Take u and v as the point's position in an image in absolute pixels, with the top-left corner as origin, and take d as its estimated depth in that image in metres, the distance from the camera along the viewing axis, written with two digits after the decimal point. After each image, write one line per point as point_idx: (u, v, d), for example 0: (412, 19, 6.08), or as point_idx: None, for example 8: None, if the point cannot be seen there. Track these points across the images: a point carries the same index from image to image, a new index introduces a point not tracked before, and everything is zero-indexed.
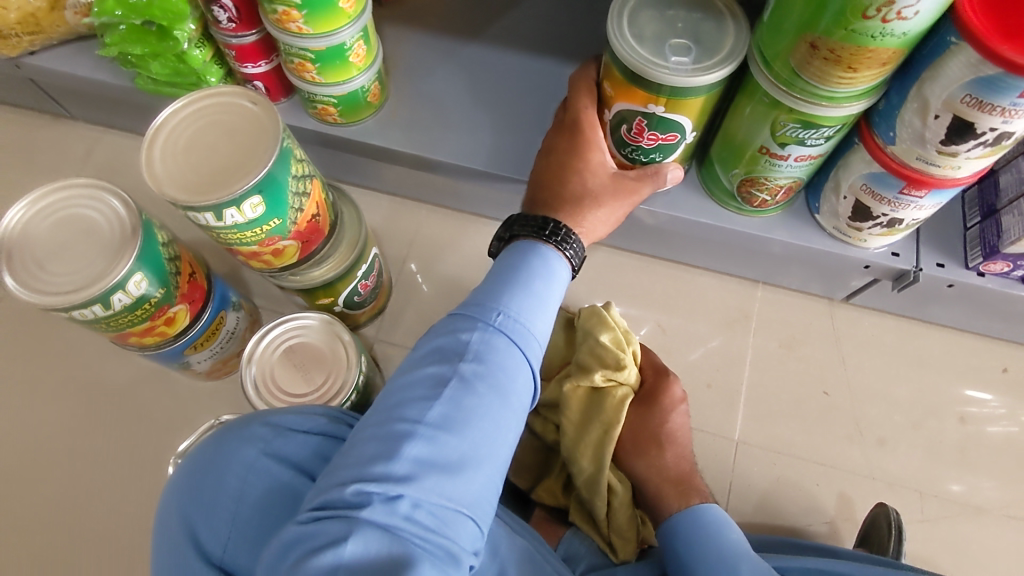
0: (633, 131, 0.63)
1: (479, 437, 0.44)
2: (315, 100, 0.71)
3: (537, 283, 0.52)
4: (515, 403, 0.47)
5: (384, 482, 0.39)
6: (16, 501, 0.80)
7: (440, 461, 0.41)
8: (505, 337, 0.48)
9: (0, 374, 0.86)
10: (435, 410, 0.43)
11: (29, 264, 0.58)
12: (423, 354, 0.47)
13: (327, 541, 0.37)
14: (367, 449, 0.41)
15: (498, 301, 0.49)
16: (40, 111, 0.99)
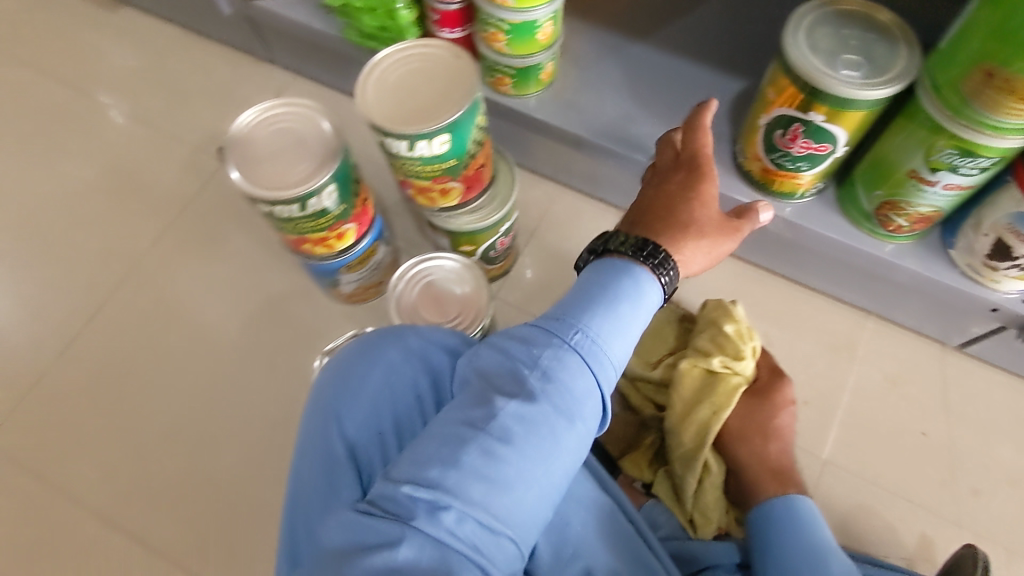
0: (787, 136, 0.69)
1: (533, 457, 0.45)
2: (496, 69, 0.81)
3: (624, 305, 0.51)
4: (578, 424, 0.47)
5: (434, 489, 0.42)
6: (173, 372, 0.93)
7: (493, 475, 0.43)
8: (578, 357, 0.48)
9: (176, 265, 1.00)
10: (498, 422, 0.45)
11: (250, 161, 0.69)
12: (495, 363, 0.49)
13: (381, 538, 0.41)
14: (429, 451, 0.44)
15: (576, 319, 0.50)
16: (245, 52, 1.14)
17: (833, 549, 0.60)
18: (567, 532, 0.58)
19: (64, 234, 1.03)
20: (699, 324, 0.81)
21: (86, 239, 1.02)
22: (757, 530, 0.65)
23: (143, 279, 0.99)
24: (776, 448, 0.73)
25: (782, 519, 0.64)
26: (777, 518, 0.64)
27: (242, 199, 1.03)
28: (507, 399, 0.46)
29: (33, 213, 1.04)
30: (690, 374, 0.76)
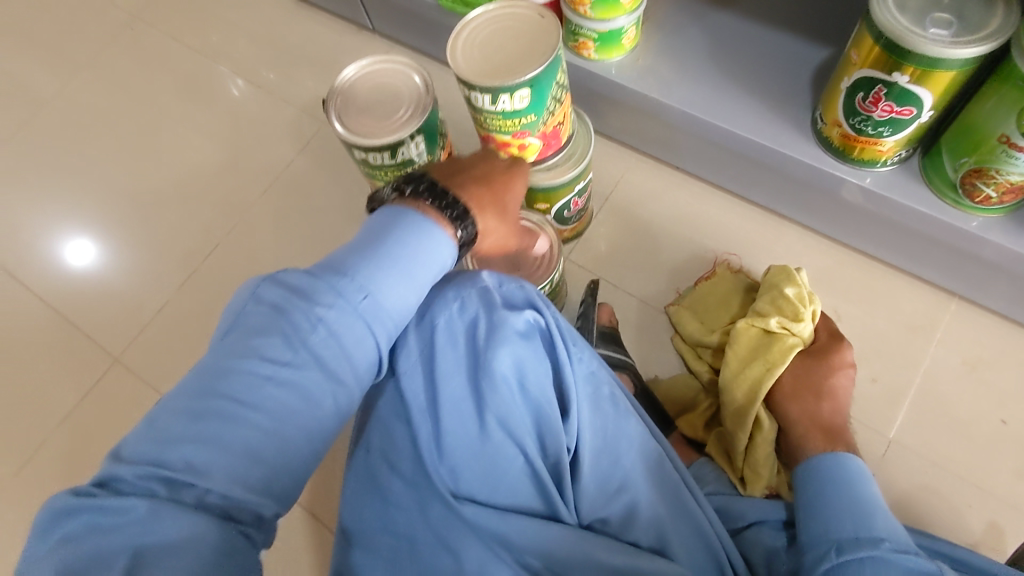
0: (869, 99, 0.68)
1: (295, 417, 0.46)
2: (579, 33, 0.83)
3: (414, 266, 0.54)
4: (347, 381, 0.49)
5: (185, 465, 0.41)
6: None
7: (239, 437, 0.43)
8: (356, 316, 0.50)
9: (277, 213, 1.10)
10: (258, 386, 0.45)
11: (349, 112, 0.75)
12: (259, 322, 0.48)
13: (121, 519, 0.39)
14: (167, 425, 0.43)
15: (363, 278, 0.51)
16: (350, 23, 1.23)
17: (881, 510, 0.60)
18: (615, 470, 0.60)
19: (186, 181, 1.16)
20: (761, 289, 0.82)
21: (203, 188, 1.15)
22: (804, 481, 0.66)
23: (250, 225, 1.10)
24: (830, 411, 0.72)
25: (832, 474, 0.64)
26: (827, 474, 0.64)
27: (338, 158, 1.12)
28: (264, 362, 0.46)
29: (161, 162, 1.18)
30: (745, 332, 0.77)
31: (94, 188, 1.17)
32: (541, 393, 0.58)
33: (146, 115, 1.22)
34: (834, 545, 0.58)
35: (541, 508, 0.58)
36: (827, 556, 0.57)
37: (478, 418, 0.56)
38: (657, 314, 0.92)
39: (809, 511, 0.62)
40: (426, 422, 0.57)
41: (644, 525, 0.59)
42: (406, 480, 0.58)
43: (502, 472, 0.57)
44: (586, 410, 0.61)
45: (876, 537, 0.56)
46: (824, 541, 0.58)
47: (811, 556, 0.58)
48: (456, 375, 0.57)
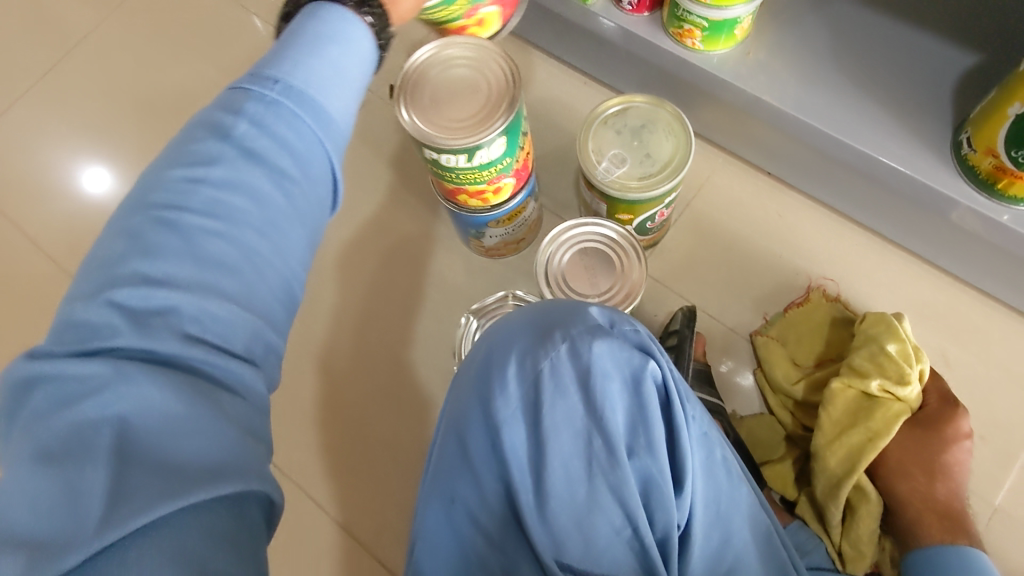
0: None
1: (263, 238, 0.37)
2: (686, 19, 0.72)
3: (327, 46, 0.42)
4: (311, 189, 0.40)
5: (157, 286, 0.34)
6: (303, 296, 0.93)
7: (199, 245, 0.35)
8: (291, 107, 0.39)
9: None
10: (196, 192, 0.36)
11: (423, 104, 0.64)
12: (191, 140, 0.38)
13: (88, 386, 0.31)
14: (110, 249, 0.35)
15: (290, 69, 0.40)
16: None
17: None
18: (726, 549, 0.53)
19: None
20: (854, 339, 0.73)
21: None
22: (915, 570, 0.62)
23: None
24: (942, 489, 0.66)
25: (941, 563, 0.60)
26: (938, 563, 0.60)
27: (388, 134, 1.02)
28: (209, 167, 0.37)
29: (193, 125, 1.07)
30: (843, 395, 0.69)
31: (118, 146, 1.07)
32: (657, 460, 0.51)
33: (177, 71, 1.10)
34: None
35: None
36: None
37: (589, 477, 0.50)
38: (739, 342, 0.83)
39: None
40: (529, 478, 0.50)
41: None
42: (491, 544, 0.51)
43: (604, 539, 0.49)
44: (698, 480, 0.53)
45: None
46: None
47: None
48: (566, 429, 0.50)
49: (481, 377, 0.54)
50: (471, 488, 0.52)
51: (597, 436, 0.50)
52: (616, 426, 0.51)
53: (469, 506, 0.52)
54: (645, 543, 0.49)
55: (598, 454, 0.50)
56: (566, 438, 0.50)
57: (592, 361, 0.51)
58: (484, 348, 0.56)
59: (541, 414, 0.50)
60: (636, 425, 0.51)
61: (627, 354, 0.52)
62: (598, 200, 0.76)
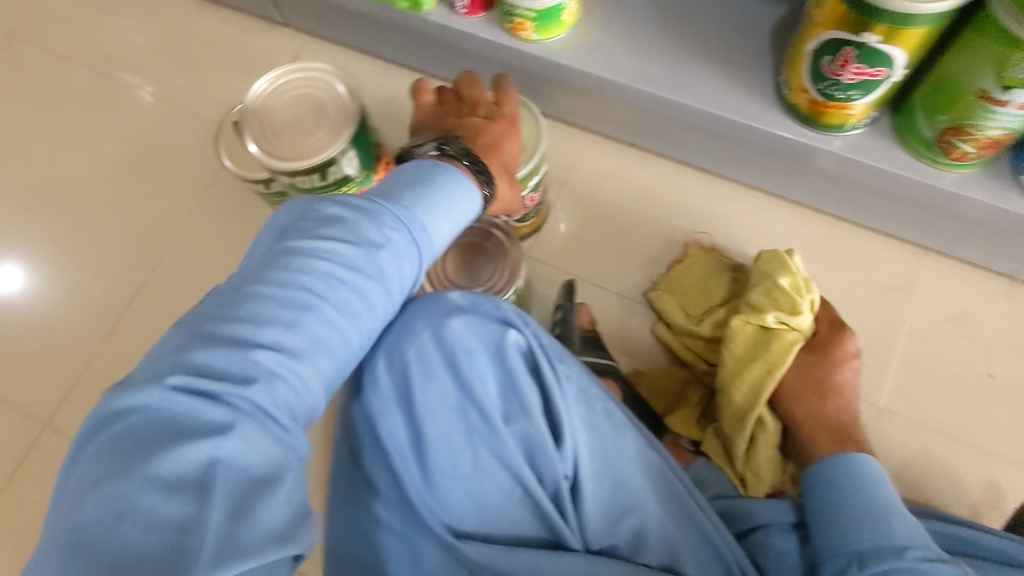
0: (837, 63, 0.63)
1: (336, 332, 0.44)
2: (514, 13, 0.75)
3: (452, 197, 0.51)
4: (390, 291, 0.47)
5: (218, 362, 0.39)
6: None
7: (311, 349, 0.42)
8: (404, 226, 0.47)
9: (194, 235, 0.96)
10: (333, 292, 0.43)
11: (267, 133, 0.66)
12: (303, 236, 0.45)
13: (187, 438, 0.35)
14: (177, 337, 0.40)
15: (414, 213, 0.49)
16: (256, 16, 1.06)
17: (898, 511, 0.57)
18: (620, 493, 0.53)
19: (87, 214, 0.99)
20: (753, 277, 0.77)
21: (102, 213, 0.98)
22: (811, 479, 0.64)
23: (177, 258, 0.95)
24: (834, 404, 0.70)
25: (838, 473, 0.61)
26: (835, 474, 0.62)
27: None
28: (279, 262, 0.43)
29: (55, 193, 1.00)
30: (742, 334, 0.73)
31: None
32: (535, 422, 0.50)
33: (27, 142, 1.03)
34: (855, 557, 0.55)
35: (544, 537, 0.51)
36: (848, 568, 0.55)
37: (471, 450, 0.50)
38: (631, 307, 0.87)
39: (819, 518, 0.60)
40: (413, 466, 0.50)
41: (655, 545, 0.53)
42: (394, 535, 0.51)
43: (496, 506, 0.50)
44: (581, 431, 0.53)
45: (896, 543, 0.54)
46: (841, 552, 0.56)
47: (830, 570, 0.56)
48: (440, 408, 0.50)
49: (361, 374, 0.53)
50: (368, 482, 0.53)
51: (471, 408, 0.50)
52: (488, 397, 0.50)
53: (368, 501, 0.52)
54: (534, 498, 0.50)
55: (474, 424, 0.50)
56: (443, 416, 0.50)
57: (451, 337, 0.51)
58: None
59: (414, 400, 0.50)
60: (508, 393, 0.51)
61: (488, 327, 0.52)
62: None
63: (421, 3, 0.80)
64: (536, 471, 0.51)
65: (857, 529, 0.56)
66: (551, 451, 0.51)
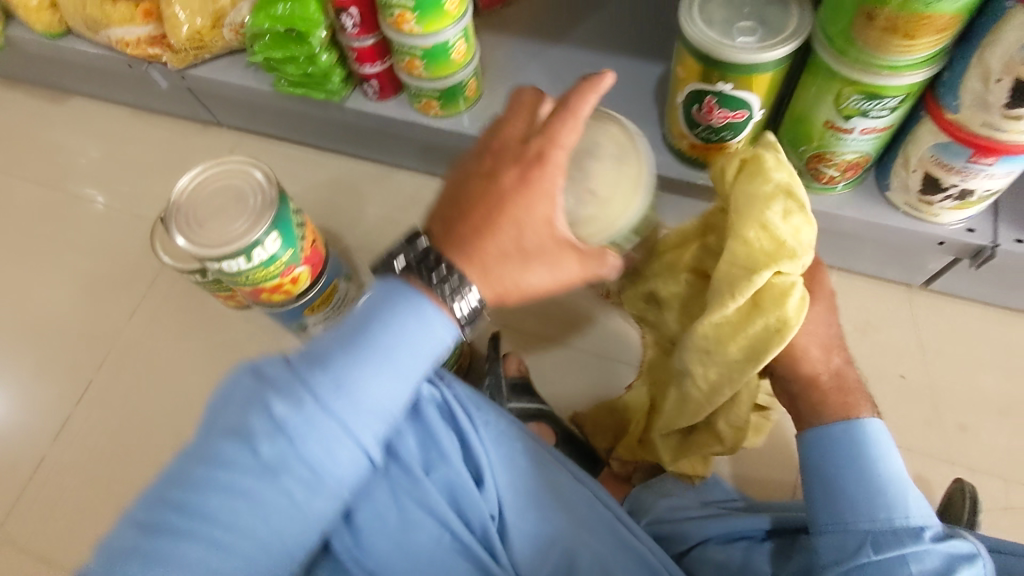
0: (704, 110, 0.70)
1: (264, 518, 0.41)
2: (421, 94, 0.83)
3: (394, 346, 0.44)
4: (324, 477, 0.42)
5: (150, 557, 0.39)
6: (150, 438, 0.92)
7: (229, 537, 0.40)
8: (325, 401, 0.42)
9: (137, 331, 0.98)
10: (246, 486, 0.40)
11: (194, 225, 0.70)
12: (240, 416, 0.42)
13: None
14: (128, 517, 0.41)
15: (336, 368, 0.42)
16: (190, 119, 1.12)
17: (910, 486, 0.53)
18: (547, 529, 0.55)
19: (33, 323, 1.00)
20: None
21: (48, 321, 1.00)
22: (817, 457, 0.55)
23: (121, 356, 0.97)
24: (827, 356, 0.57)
25: (857, 453, 0.53)
26: (854, 459, 0.53)
27: None
28: (208, 448, 0.42)
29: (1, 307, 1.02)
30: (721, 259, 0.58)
31: None
32: (453, 465, 0.54)
33: None
34: (867, 538, 0.51)
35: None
36: (861, 551, 0.51)
37: (395, 501, 0.52)
38: None
39: (826, 495, 0.54)
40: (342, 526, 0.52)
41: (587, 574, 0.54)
42: None
43: (425, 554, 0.52)
44: (501, 472, 0.56)
45: (913, 524, 0.51)
46: (853, 532, 0.51)
47: (838, 550, 0.52)
48: None
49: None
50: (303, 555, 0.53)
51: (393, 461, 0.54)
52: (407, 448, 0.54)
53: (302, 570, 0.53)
54: (463, 541, 0.52)
55: (396, 477, 0.53)
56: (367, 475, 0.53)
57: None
58: None
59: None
60: (426, 442, 0.55)
61: None
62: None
63: (335, 91, 0.87)
64: (461, 514, 0.54)
65: (870, 505, 0.52)
66: (473, 493, 0.54)
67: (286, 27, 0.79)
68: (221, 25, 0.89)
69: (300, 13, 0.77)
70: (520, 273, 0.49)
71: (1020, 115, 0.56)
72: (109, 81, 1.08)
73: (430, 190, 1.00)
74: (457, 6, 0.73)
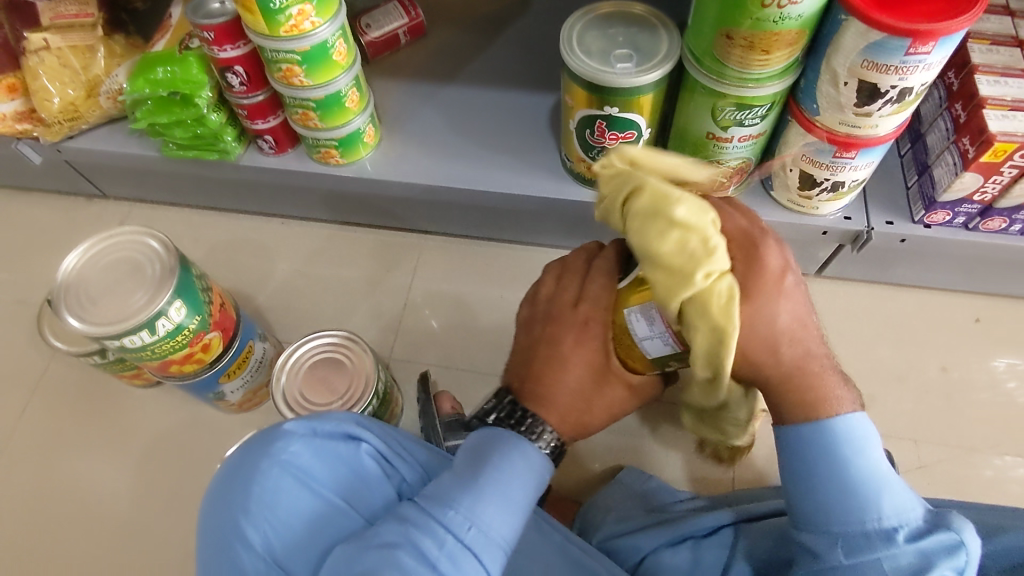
0: (596, 134, 0.73)
1: None
2: (319, 144, 0.82)
3: (512, 486, 0.49)
4: None
5: None
6: (57, 543, 0.83)
7: None
8: (474, 537, 0.46)
9: (34, 427, 0.90)
10: None
11: (87, 305, 0.66)
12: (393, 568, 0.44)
13: None
14: None
15: (466, 508, 0.47)
16: (73, 195, 1.05)
17: (887, 475, 0.50)
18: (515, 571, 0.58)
19: None
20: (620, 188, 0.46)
21: None
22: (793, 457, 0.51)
23: (14, 460, 0.88)
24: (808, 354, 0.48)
25: (827, 451, 0.50)
26: (827, 457, 0.50)
27: None
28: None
29: None
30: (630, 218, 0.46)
31: None
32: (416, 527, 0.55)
33: None
34: (836, 539, 0.49)
35: None
36: (833, 553, 0.48)
37: None
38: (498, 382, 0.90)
39: (799, 494, 0.51)
40: None
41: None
42: None
43: None
44: None
45: (885, 526, 0.48)
46: (826, 532, 0.49)
47: (814, 544, 0.50)
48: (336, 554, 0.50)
49: (219, 545, 0.53)
50: None
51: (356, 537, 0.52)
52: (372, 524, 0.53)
53: None
54: None
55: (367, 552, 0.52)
56: (314, 552, 0.53)
57: (299, 465, 0.55)
58: (215, 517, 0.54)
59: (281, 542, 0.53)
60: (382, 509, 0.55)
61: (334, 444, 0.58)
62: (672, 339, 0.48)
63: (229, 150, 0.85)
64: None
65: (844, 503, 0.49)
66: None
67: (168, 90, 0.77)
68: (97, 94, 0.86)
69: (182, 75, 0.76)
70: (591, 418, 0.56)
71: (869, 111, 0.63)
72: None
73: (340, 239, 0.99)
74: (345, 56, 0.74)
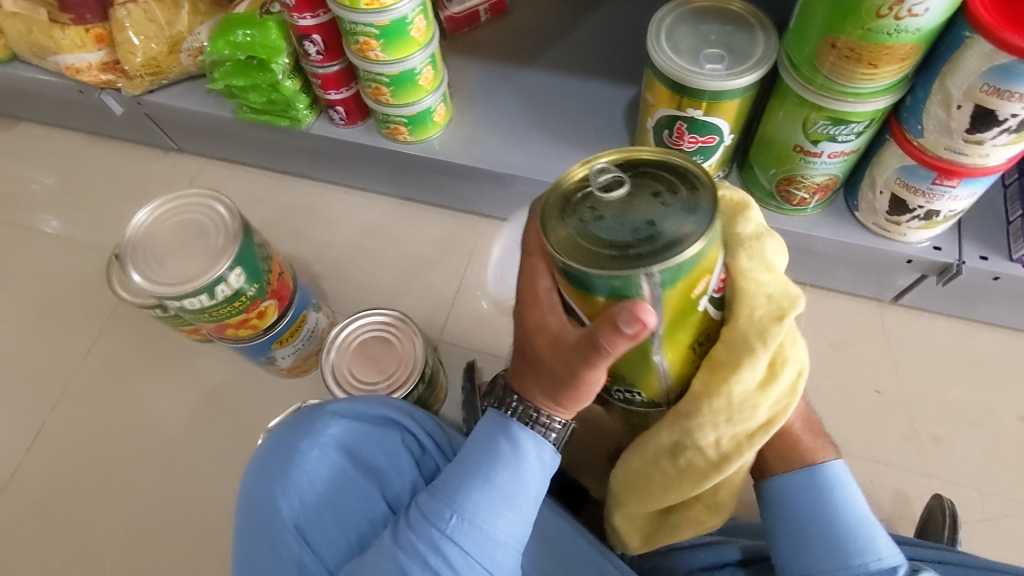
0: (674, 135, 0.69)
1: None
2: (388, 120, 0.81)
3: (503, 477, 0.46)
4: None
5: None
6: (108, 480, 0.87)
7: None
8: (467, 532, 0.45)
9: (96, 367, 0.94)
10: None
11: (152, 262, 0.68)
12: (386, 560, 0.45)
13: None
14: None
15: (453, 500, 0.46)
16: (151, 146, 1.08)
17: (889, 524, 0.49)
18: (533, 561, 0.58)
19: None
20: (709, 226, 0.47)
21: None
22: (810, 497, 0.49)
23: (75, 397, 0.92)
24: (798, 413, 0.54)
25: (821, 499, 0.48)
26: (819, 505, 0.48)
27: None
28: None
29: None
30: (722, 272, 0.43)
31: None
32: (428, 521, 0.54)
33: None
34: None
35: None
36: None
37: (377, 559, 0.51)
38: None
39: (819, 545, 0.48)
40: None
41: None
42: None
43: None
44: None
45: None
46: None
47: None
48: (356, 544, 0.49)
49: (252, 515, 0.53)
50: None
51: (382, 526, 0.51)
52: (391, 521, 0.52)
53: None
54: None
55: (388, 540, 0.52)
56: (338, 531, 0.52)
57: (332, 443, 0.56)
58: (249, 493, 0.55)
59: (310, 518, 0.52)
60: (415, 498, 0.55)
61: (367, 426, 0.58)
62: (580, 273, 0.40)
63: (300, 118, 0.85)
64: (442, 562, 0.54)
65: (840, 544, 0.47)
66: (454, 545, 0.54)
67: (247, 53, 0.77)
68: (178, 51, 0.88)
69: (261, 41, 0.76)
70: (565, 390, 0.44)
71: (981, 140, 0.57)
72: (63, 109, 1.04)
73: (399, 214, 0.99)
74: (424, 33, 0.72)
